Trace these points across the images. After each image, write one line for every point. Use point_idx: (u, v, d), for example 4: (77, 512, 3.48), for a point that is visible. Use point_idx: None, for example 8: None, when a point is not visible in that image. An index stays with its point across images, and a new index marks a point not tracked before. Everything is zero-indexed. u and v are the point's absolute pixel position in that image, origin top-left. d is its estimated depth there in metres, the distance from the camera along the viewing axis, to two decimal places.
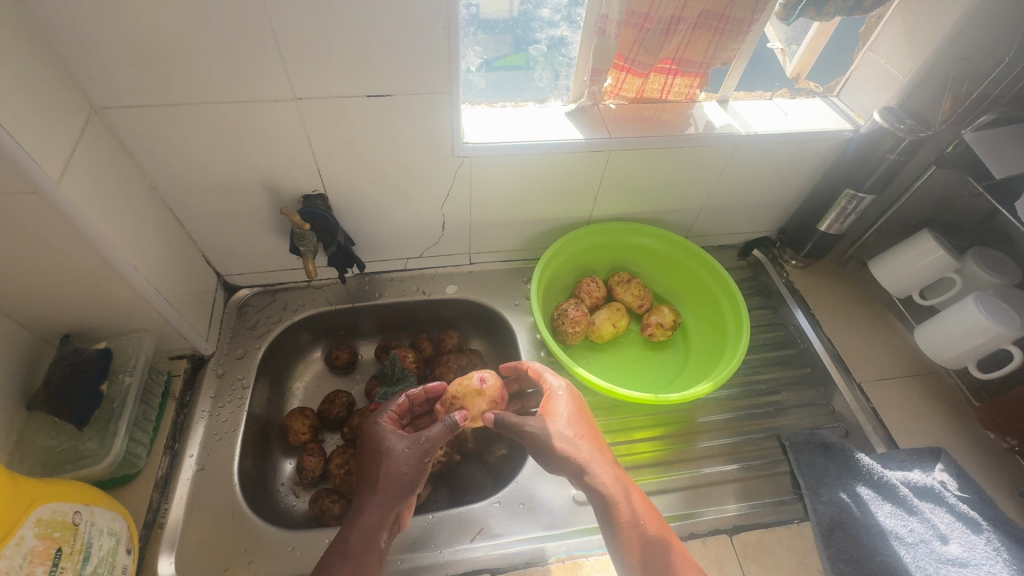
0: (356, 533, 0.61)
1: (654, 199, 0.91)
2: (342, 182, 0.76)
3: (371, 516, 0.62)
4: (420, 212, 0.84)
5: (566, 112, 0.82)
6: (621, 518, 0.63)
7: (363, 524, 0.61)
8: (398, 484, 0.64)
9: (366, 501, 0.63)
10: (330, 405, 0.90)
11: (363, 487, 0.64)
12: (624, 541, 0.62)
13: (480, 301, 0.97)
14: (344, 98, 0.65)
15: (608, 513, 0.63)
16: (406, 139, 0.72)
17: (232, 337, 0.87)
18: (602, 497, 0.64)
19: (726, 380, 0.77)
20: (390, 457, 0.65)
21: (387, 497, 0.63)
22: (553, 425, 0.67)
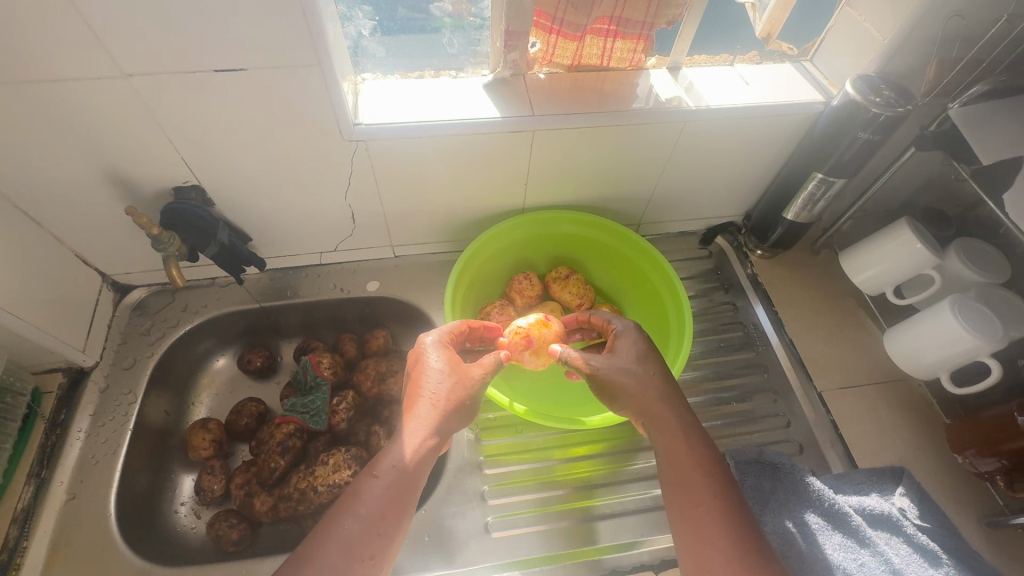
0: (409, 448, 0.60)
1: (596, 184, 0.80)
2: (216, 172, 0.66)
3: (425, 431, 0.61)
4: (321, 203, 0.74)
5: (485, 84, 0.70)
6: (684, 456, 0.60)
7: (419, 438, 0.60)
8: (455, 404, 0.63)
9: (420, 419, 0.62)
10: (237, 416, 0.82)
11: (415, 400, 0.63)
12: (685, 481, 0.59)
13: (404, 299, 0.87)
14: (190, 74, 0.54)
15: (670, 450, 0.61)
16: (281, 121, 0.61)
17: (122, 344, 0.78)
18: (669, 433, 0.62)
19: None
20: (452, 378, 0.64)
21: (443, 415, 0.62)
22: (617, 361, 0.66)
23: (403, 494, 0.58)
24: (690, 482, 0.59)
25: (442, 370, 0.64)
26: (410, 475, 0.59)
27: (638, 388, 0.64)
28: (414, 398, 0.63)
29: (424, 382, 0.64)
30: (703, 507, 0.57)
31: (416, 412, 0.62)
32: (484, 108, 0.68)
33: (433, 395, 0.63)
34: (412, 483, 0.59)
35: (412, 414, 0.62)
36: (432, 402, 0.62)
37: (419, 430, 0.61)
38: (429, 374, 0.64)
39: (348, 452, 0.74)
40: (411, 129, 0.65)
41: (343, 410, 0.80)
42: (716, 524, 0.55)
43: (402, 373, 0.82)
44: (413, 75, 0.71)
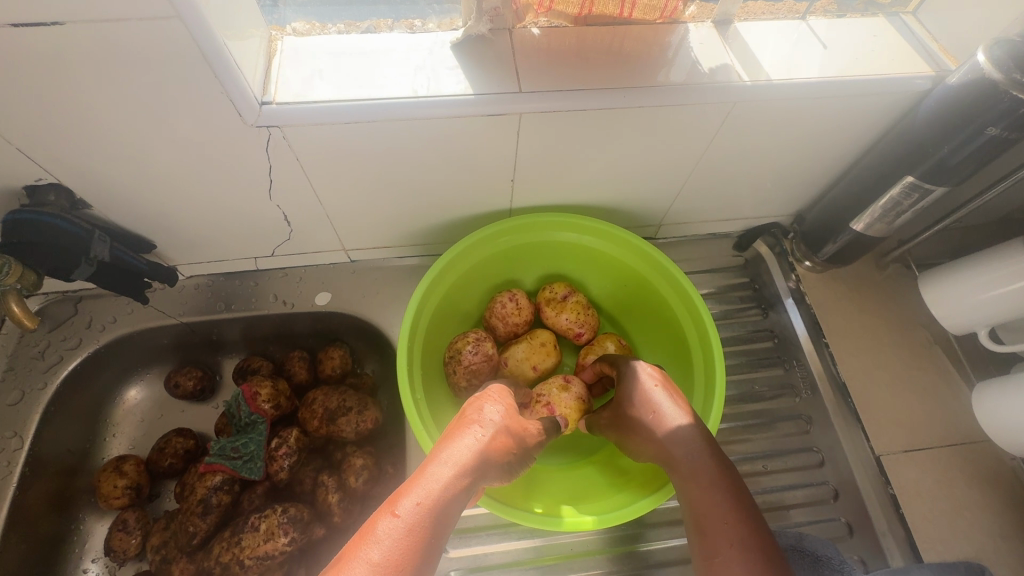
0: (450, 494, 0.40)
1: (606, 181, 0.61)
2: (81, 168, 0.48)
3: (471, 474, 0.42)
4: (241, 204, 0.56)
5: (453, 42, 0.50)
6: (706, 506, 0.42)
7: (461, 482, 0.41)
8: (505, 451, 0.46)
9: (477, 461, 0.43)
10: (158, 455, 0.68)
11: (455, 430, 0.45)
12: (711, 545, 0.40)
13: (363, 316, 0.71)
14: None
15: (690, 507, 0.43)
16: (150, 97, 0.42)
17: (8, 370, 0.63)
18: (683, 483, 0.45)
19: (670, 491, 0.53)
20: (512, 423, 0.48)
21: (496, 465, 0.45)
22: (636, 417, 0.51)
23: (425, 554, 0.36)
24: (717, 542, 0.39)
25: (503, 408, 0.48)
26: (436, 533, 0.38)
27: (647, 431, 0.49)
28: (462, 429, 0.45)
29: (481, 413, 0.47)
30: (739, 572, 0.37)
31: (471, 450, 0.43)
32: (450, 78, 0.48)
33: (491, 434, 0.45)
34: (438, 546, 0.37)
35: (455, 444, 0.43)
36: (490, 439, 0.44)
37: (464, 469, 0.42)
38: (490, 408, 0.48)
39: (284, 513, 0.60)
40: (345, 111, 0.46)
41: (284, 456, 0.65)
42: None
43: (357, 409, 0.67)
44: (356, 27, 0.51)
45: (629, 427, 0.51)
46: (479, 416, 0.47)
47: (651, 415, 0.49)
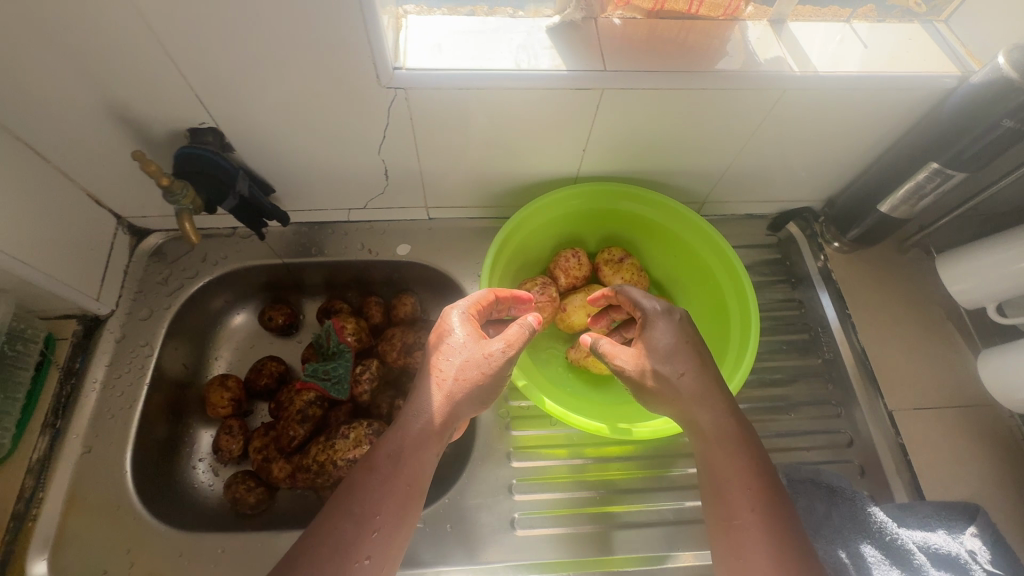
0: (411, 432, 0.54)
1: (664, 156, 0.70)
2: (238, 115, 0.58)
3: (431, 414, 0.55)
4: (354, 157, 0.66)
5: (549, 26, 0.59)
6: (730, 472, 0.53)
7: (426, 426, 0.55)
8: (471, 384, 0.57)
9: (428, 401, 0.56)
10: (256, 375, 0.78)
11: (426, 379, 0.58)
12: (733, 501, 0.52)
13: (437, 267, 0.80)
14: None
15: (715, 468, 0.54)
16: (309, 56, 0.51)
17: (139, 292, 0.74)
18: (706, 445, 0.55)
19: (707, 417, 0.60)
20: (479, 358, 0.57)
21: (461, 399, 0.56)
22: (656, 364, 0.57)
23: (401, 489, 0.52)
24: (735, 505, 0.51)
25: (464, 348, 0.58)
26: (409, 471, 0.53)
27: (671, 390, 0.57)
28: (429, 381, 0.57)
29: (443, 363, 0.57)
30: (757, 529, 0.49)
31: (423, 396, 0.57)
32: (547, 57, 0.57)
33: (450, 379, 0.56)
34: (412, 480, 0.53)
35: (422, 399, 0.56)
36: (448, 387, 0.56)
37: (430, 416, 0.55)
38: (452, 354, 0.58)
39: (370, 427, 0.70)
40: (460, 78, 0.55)
41: (366, 381, 0.75)
42: (772, 551, 0.48)
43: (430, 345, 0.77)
44: (465, 11, 0.60)
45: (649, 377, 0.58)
46: (432, 361, 0.58)
47: (681, 377, 0.57)
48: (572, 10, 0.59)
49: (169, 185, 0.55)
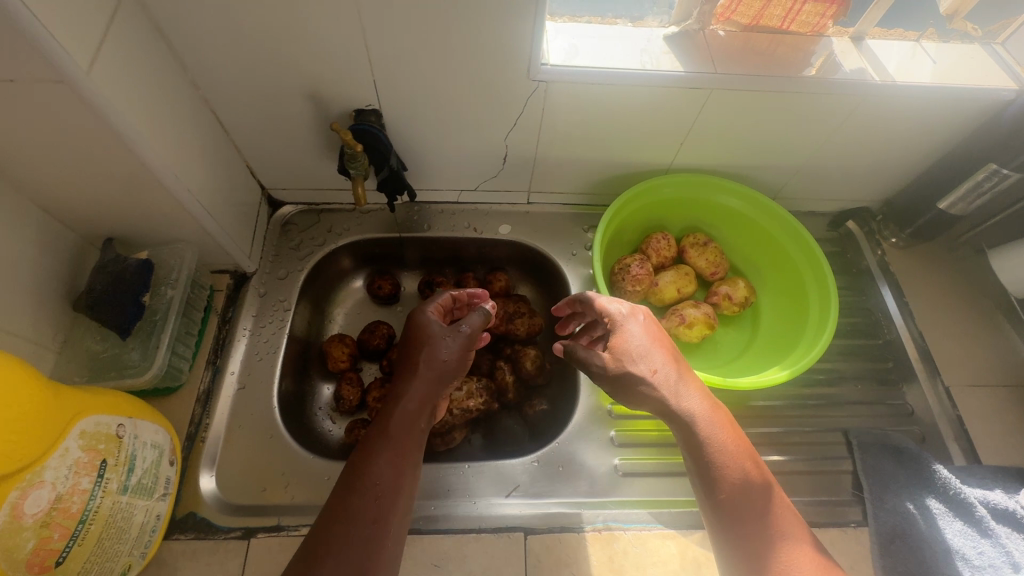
0: (392, 410, 0.59)
1: (749, 152, 0.80)
2: (400, 100, 0.68)
3: (413, 397, 0.60)
4: (483, 142, 0.76)
5: (666, 35, 0.69)
6: (718, 454, 0.58)
7: (409, 409, 0.59)
8: (443, 368, 0.62)
9: (405, 384, 0.61)
10: (370, 335, 0.86)
11: (405, 370, 0.62)
12: (723, 478, 0.57)
13: (534, 245, 0.89)
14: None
15: (702, 454, 0.59)
16: (477, 50, 0.61)
17: (276, 256, 0.83)
18: (687, 431, 0.60)
19: (803, 372, 0.67)
20: (449, 346, 0.63)
21: (433, 382, 0.61)
22: (636, 364, 0.61)
23: (395, 468, 0.55)
24: (726, 487, 0.57)
25: (432, 338, 0.64)
26: (400, 451, 0.56)
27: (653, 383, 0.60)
28: (407, 370, 0.62)
29: (416, 353, 0.63)
30: (746, 495, 0.57)
31: (398, 384, 0.61)
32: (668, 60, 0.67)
33: (422, 366, 0.62)
34: (405, 458, 0.56)
35: (403, 388, 0.60)
36: (423, 373, 0.61)
37: (409, 400, 0.59)
38: (423, 345, 0.63)
39: (479, 382, 0.79)
40: (597, 74, 0.65)
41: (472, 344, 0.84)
42: (762, 521, 0.56)
43: (528, 314, 0.86)
44: (583, 20, 0.69)
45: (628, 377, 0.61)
46: (404, 354, 0.64)
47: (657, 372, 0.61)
48: (695, 21, 0.70)
49: (357, 151, 0.65)
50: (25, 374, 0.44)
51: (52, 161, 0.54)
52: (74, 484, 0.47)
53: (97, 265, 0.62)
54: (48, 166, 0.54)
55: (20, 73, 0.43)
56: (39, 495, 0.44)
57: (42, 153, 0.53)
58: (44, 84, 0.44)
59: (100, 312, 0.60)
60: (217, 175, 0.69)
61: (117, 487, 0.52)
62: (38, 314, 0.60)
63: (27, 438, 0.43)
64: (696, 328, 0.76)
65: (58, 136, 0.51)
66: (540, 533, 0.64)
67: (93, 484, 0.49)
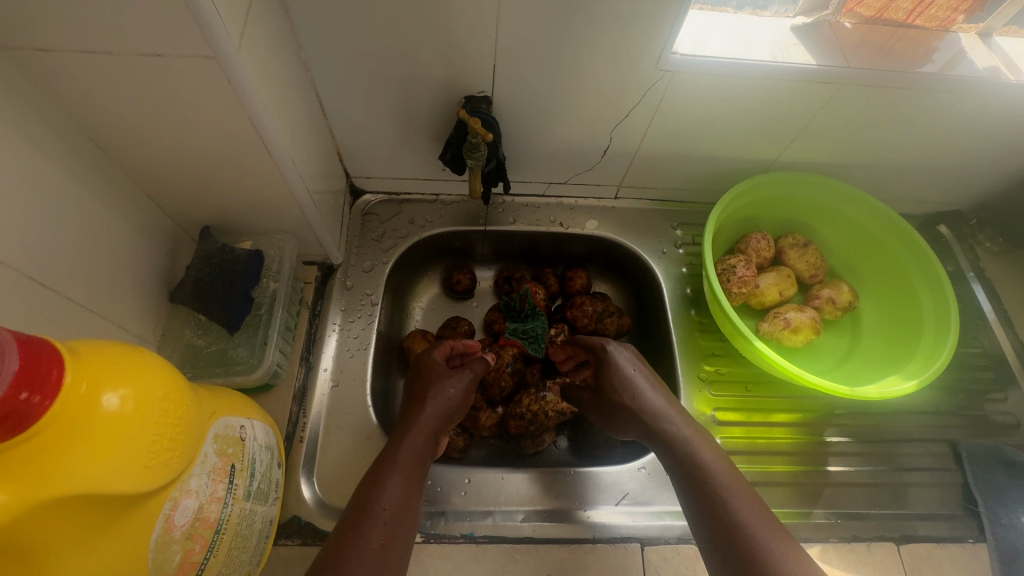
0: (399, 438, 0.56)
1: (858, 149, 0.77)
2: (514, 86, 0.65)
3: (426, 425, 0.58)
4: (586, 133, 0.73)
5: (792, 26, 0.66)
6: (705, 472, 0.55)
7: (418, 439, 0.56)
8: (452, 404, 0.61)
9: (413, 415, 0.59)
10: (451, 332, 0.83)
11: (416, 400, 0.60)
12: (710, 491, 0.53)
13: (622, 243, 0.86)
14: None
15: (694, 475, 0.55)
16: (606, 36, 0.58)
17: (359, 246, 0.80)
18: (674, 455, 0.58)
19: (929, 382, 0.64)
20: (458, 384, 0.62)
21: (444, 416, 0.60)
22: (619, 398, 0.63)
23: (405, 495, 0.52)
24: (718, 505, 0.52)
25: (441, 372, 0.63)
26: (410, 477, 0.53)
27: (632, 415, 0.62)
28: (419, 400, 0.60)
29: (429, 385, 0.61)
30: (733, 507, 0.52)
31: (404, 418, 0.59)
32: (799, 52, 0.64)
33: (437, 397, 0.60)
34: (413, 484, 0.53)
35: (414, 415, 0.58)
36: (436, 403, 0.60)
37: (417, 427, 0.57)
38: (429, 377, 0.62)
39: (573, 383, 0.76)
40: (726, 64, 0.62)
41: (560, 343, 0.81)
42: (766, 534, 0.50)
43: (617, 313, 0.83)
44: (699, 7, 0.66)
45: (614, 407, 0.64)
46: (410, 390, 0.63)
47: (638, 398, 0.62)
48: (832, 12, 0.67)
49: (493, 140, 0.59)
50: (173, 377, 0.40)
51: (175, 143, 0.51)
52: (212, 492, 0.44)
53: (200, 255, 0.58)
54: (169, 148, 0.51)
55: (174, 47, 0.40)
56: (184, 506, 0.41)
57: (166, 134, 0.50)
58: (195, 60, 0.42)
59: (211, 303, 0.57)
60: (316, 161, 0.66)
61: (243, 493, 0.49)
62: (143, 305, 0.57)
63: (179, 446, 0.40)
64: (800, 334, 0.74)
65: (189, 117, 0.48)
66: (658, 544, 0.62)
67: (227, 491, 0.46)
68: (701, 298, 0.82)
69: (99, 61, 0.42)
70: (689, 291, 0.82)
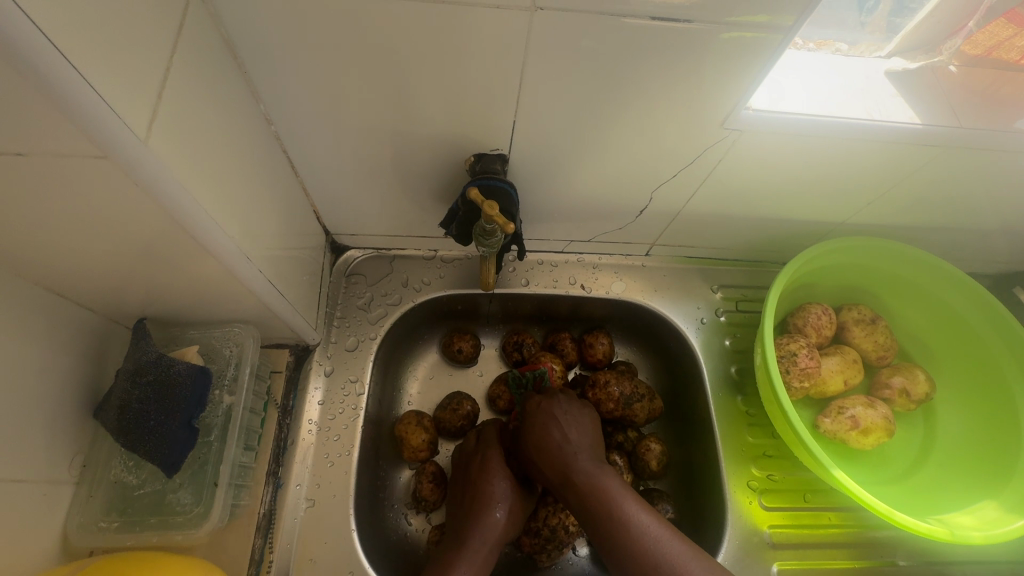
0: (471, 550, 0.54)
1: (942, 210, 0.64)
2: (533, 142, 0.51)
3: (495, 537, 0.56)
4: (618, 193, 0.59)
5: (887, 71, 0.53)
6: (608, 506, 0.53)
7: (488, 552, 0.55)
8: (519, 512, 0.59)
9: (479, 523, 0.56)
10: (451, 414, 0.68)
11: (482, 504, 0.57)
12: (612, 518, 0.52)
13: (653, 308, 0.72)
14: (588, 15, 0.38)
15: (604, 512, 0.52)
16: (653, 87, 0.45)
17: (341, 318, 0.67)
18: (581, 498, 0.54)
19: None
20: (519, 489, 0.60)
21: (512, 525, 0.58)
22: (552, 445, 0.57)
23: None
24: (622, 534, 0.51)
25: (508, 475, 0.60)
26: None
27: (553, 461, 0.57)
28: (484, 505, 0.57)
29: (494, 489, 0.58)
30: (645, 537, 0.51)
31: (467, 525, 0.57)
32: (894, 106, 0.51)
33: (506, 507, 0.58)
34: None
35: (483, 523, 0.56)
36: (506, 513, 0.58)
37: (488, 539, 0.56)
38: (495, 481, 0.59)
39: None
40: (804, 122, 0.48)
41: None
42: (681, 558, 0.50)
43: (648, 396, 0.69)
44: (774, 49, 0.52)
45: (538, 447, 0.58)
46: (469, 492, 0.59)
47: (570, 438, 0.58)
48: (944, 58, 0.54)
49: (512, 231, 0.48)
50: None
51: (74, 245, 0.37)
52: None
53: (129, 370, 0.44)
54: (73, 250, 0.38)
55: (41, 139, 0.27)
56: None
57: (64, 238, 0.36)
58: (77, 155, 0.28)
59: (141, 440, 0.44)
60: (284, 234, 0.52)
61: None
62: (54, 438, 0.44)
63: None
64: (871, 436, 0.62)
65: (90, 218, 0.34)
66: None
67: None
68: (747, 381, 0.69)
69: None
70: (734, 370, 0.69)
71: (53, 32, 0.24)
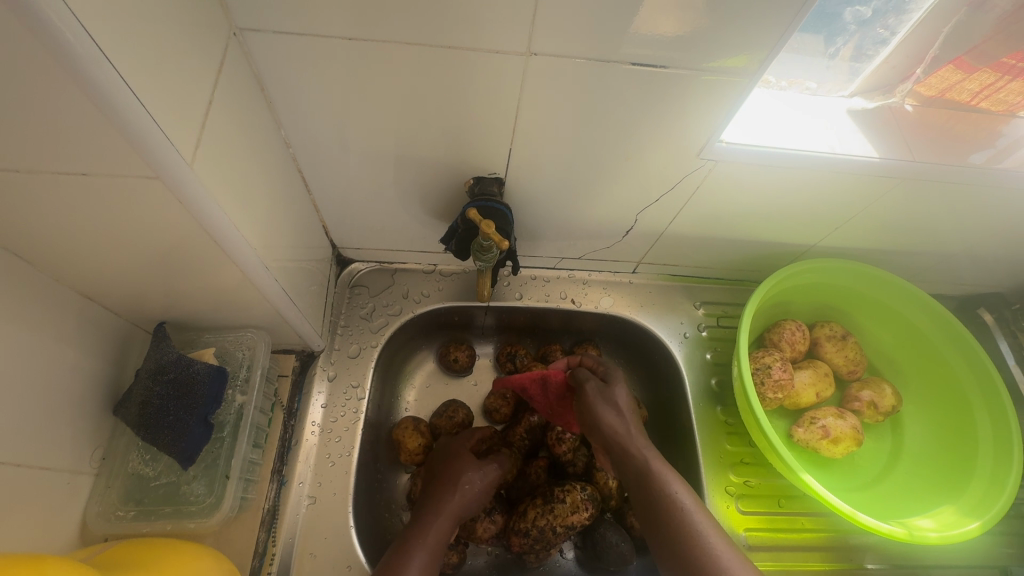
0: (428, 522, 0.58)
1: (906, 235, 0.69)
2: (526, 168, 0.56)
3: (455, 512, 0.60)
4: (605, 215, 0.64)
5: (849, 110, 0.59)
6: (662, 484, 0.55)
7: (446, 525, 0.59)
8: (481, 498, 0.63)
9: (440, 501, 0.60)
10: (447, 421, 0.71)
11: (445, 483, 0.62)
12: (664, 496, 0.54)
13: (639, 323, 0.77)
14: (576, 60, 0.44)
15: (653, 490, 0.55)
16: (635, 122, 0.50)
17: (344, 326, 0.71)
18: (635, 473, 0.57)
19: (991, 522, 0.59)
20: (487, 480, 0.64)
21: (474, 505, 0.62)
22: (611, 412, 0.60)
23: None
24: (668, 513, 0.53)
25: (475, 462, 0.64)
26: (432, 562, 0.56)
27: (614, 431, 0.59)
28: (449, 484, 0.61)
29: (462, 473, 0.62)
30: (693, 520, 0.53)
31: (428, 505, 0.60)
32: (855, 141, 0.56)
33: (471, 489, 0.62)
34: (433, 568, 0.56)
35: (446, 499, 0.60)
36: (470, 496, 0.61)
37: (446, 513, 0.59)
38: (463, 466, 0.63)
39: (584, 490, 0.64)
40: (772, 154, 0.53)
41: (567, 440, 0.69)
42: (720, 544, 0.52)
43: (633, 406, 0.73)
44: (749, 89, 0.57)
45: (591, 416, 0.61)
46: (438, 475, 0.63)
47: (622, 416, 0.60)
48: (899, 98, 0.60)
49: (507, 247, 0.52)
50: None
51: (115, 252, 0.41)
52: None
53: (150, 369, 0.48)
54: (111, 258, 0.42)
55: (105, 162, 0.32)
56: None
57: (106, 247, 0.40)
58: (133, 176, 0.33)
59: (161, 432, 0.48)
60: (297, 247, 0.57)
61: None
62: (80, 431, 0.48)
63: None
64: (841, 445, 0.65)
65: (132, 229, 0.38)
66: None
67: None
68: (726, 393, 0.73)
69: (8, 179, 0.32)
70: (714, 383, 0.73)
71: (127, 77, 0.29)
